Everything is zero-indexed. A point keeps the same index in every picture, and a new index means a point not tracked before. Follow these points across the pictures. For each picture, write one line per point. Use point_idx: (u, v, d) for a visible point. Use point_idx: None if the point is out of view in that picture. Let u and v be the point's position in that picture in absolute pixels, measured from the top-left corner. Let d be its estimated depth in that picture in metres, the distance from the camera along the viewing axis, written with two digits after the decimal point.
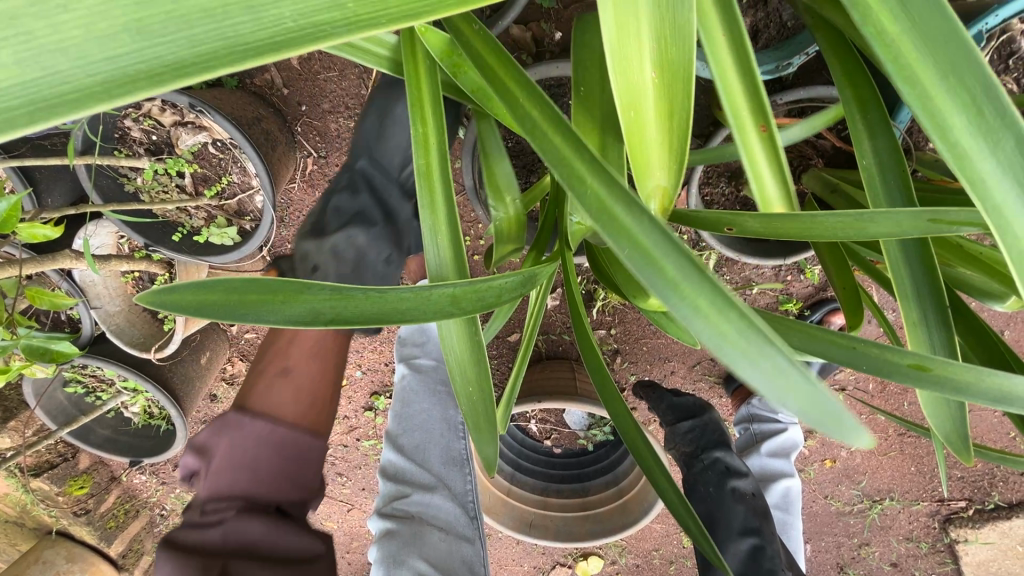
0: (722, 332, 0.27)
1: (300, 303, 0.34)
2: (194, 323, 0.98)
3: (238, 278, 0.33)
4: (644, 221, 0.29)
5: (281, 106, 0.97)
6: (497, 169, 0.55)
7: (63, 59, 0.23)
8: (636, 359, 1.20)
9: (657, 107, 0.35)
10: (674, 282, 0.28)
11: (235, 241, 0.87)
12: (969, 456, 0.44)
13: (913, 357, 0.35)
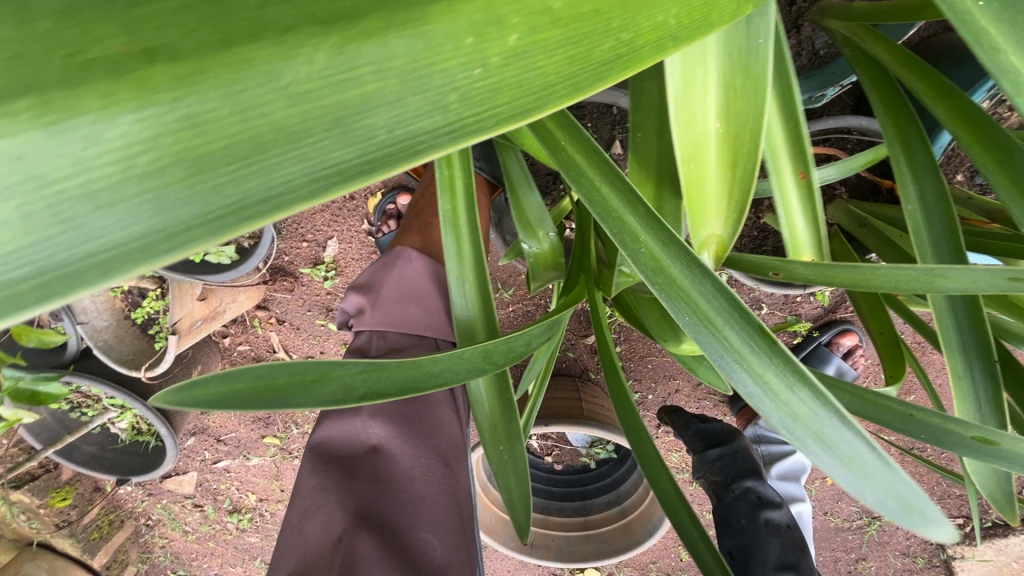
0: (790, 413, 0.31)
1: (331, 380, 0.33)
2: (188, 341, 0.92)
3: (261, 363, 0.31)
4: (701, 282, 0.32)
5: None
6: (526, 202, 0.54)
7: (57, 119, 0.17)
8: (640, 376, 1.19)
9: (721, 155, 0.33)
10: (738, 350, 0.31)
11: (232, 259, 0.82)
12: (1015, 516, 0.41)
13: (979, 430, 0.33)
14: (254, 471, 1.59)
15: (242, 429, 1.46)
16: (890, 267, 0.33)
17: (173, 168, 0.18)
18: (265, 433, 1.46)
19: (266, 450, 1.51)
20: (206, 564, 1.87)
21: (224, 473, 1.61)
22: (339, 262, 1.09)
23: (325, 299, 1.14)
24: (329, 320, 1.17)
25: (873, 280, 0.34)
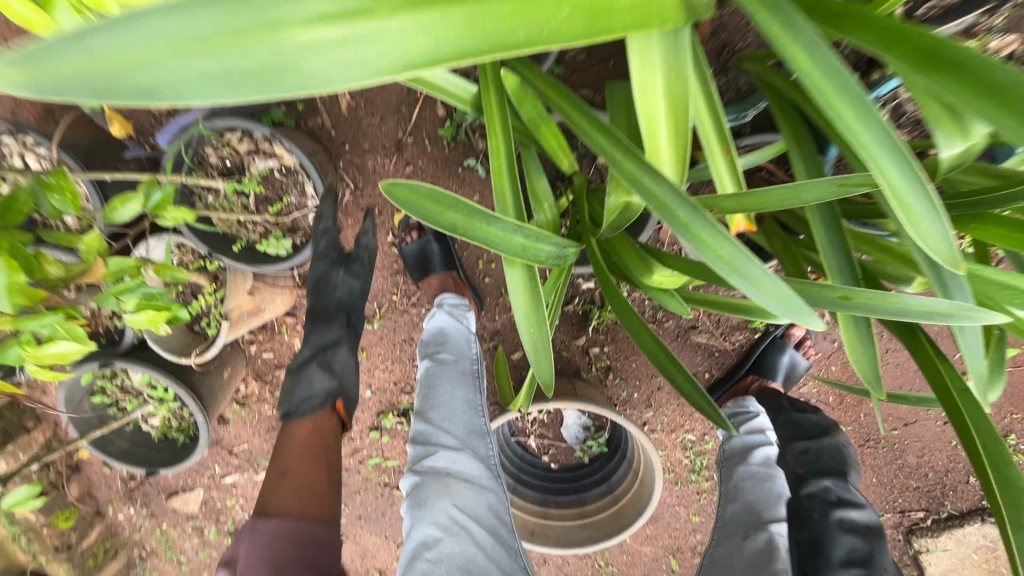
0: (717, 253, 0.46)
1: (445, 215, 0.49)
2: (236, 329, 1.08)
3: (423, 188, 0.48)
4: (659, 181, 0.46)
5: (328, 146, 1.12)
6: (537, 181, 0.69)
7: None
8: (626, 374, 1.35)
9: (670, 123, 0.52)
10: (682, 221, 0.46)
11: (288, 253, 0.98)
12: (882, 392, 0.57)
13: (840, 290, 0.50)
14: (260, 486, 1.65)
15: (255, 440, 1.55)
16: (775, 191, 0.53)
17: (365, 17, 0.29)
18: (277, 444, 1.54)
19: None
20: None
21: (231, 489, 1.66)
22: None
23: None
24: None
25: (767, 201, 0.53)
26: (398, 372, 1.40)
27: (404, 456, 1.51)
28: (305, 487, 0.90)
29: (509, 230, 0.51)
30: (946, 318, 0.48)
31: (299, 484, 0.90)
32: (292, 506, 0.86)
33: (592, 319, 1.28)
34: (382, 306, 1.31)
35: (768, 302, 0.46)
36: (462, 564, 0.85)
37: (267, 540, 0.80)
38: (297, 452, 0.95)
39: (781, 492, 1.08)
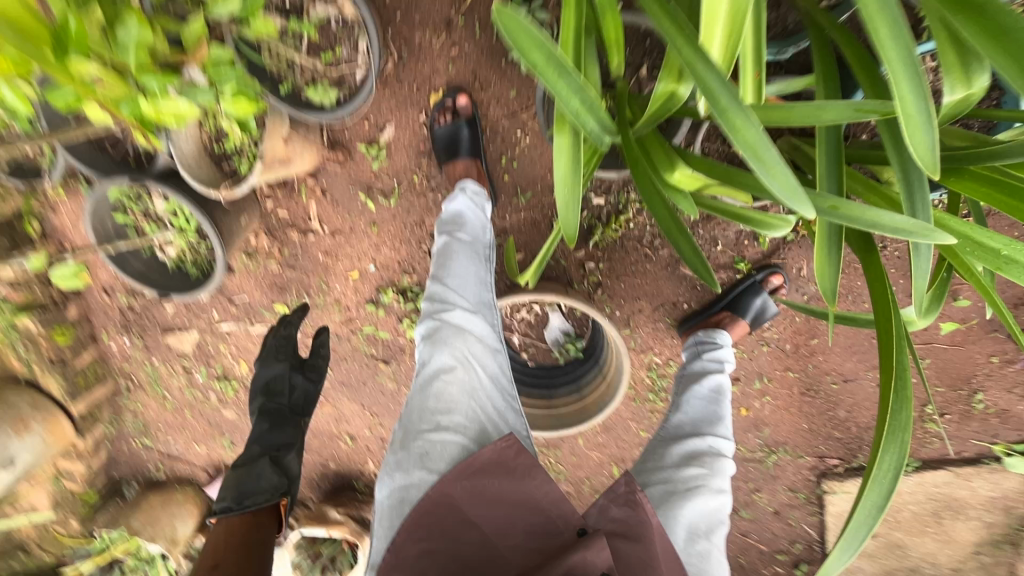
0: (742, 136, 0.54)
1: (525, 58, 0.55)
2: (267, 172, 1.14)
3: (511, 22, 0.53)
4: (709, 68, 0.53)
5: (381, 11, 1.14)
6: (589, 70, 0.75)
7: None
8: (614, 293, 1.45)
9: (728, 24, 0.57)
10: (720, 103, 0.54)
11: (332, 104, 1.02)
12: (832, 297, 0.72)
13: (830, 201, 0.60)
14: (253, 339, 1.75)
15: (256, 294, 1.64)
16: (800, 107, 0.60)
17: None
18: (276, 301, 1.63)
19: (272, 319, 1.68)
20: (180, 431, 2.01)
21: (225, 337, 1.76)
22: (391, 145, 1.31)
23: (369, 178, 1.36)
24: (368, 196, 1.39)
25: (790, 115, 0.60)
26: (404, 253, 1.49)
27: (395, 332, 1.63)
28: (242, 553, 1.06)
29: (572, 87, 0.57)
30: (907, 235, 0.58)
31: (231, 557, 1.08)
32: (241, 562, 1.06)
33: (594, 234, 1.37)
34: (402, 185, 1.37)
35: (773, 188, 0.55)
36: (468, 388, 0.99)
37: None
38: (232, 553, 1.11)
39: (722, 416, 1.15)
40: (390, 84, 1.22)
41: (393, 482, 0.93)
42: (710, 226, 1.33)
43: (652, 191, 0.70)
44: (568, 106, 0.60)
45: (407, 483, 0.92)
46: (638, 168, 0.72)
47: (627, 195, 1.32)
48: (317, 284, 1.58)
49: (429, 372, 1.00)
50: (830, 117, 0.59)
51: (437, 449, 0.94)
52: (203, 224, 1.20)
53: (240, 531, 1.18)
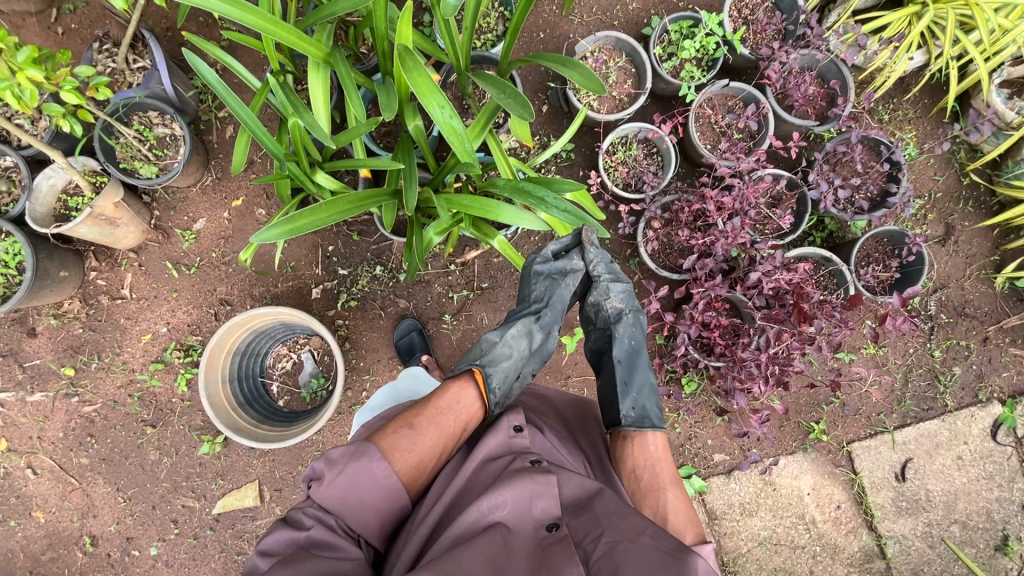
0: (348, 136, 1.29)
1: (214, 86, 1.27)
2: (90, 223, 1.64)
3: (208, 72, 1.27)
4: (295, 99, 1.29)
5: (210, 150, 1.89)
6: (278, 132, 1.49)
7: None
8: (355, 344, 1.89)
9: (316, 96, 1.37)
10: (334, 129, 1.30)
11: (153, 176, 1.70)
12: (389, 225, 1.36)
13: (364, 164, 1.32)
14: (25, 411, 1.86)
15: (47, 358, 1.87)
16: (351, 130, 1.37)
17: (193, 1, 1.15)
18: (66, 363, 1.87)
19: (54, 385, 1.86)
20: None
21: None
22: (200, 232, 1.89)
23: (178, 255, 1.89)
24: (173, 268, 1.89)
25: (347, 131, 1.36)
26: (193, 316, 1.89)
27: (170, 390, 1.87)
28: (416, 456, 1.01)
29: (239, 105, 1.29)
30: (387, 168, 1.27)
31: (408, 446, 1.02)
32: (398, 461, 0.98)
33: (341, 296, 1.88)
34: (202, 260, 1.89)
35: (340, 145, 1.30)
36: (522, 330, 1.39)
37: (358, 483, 0.92)
38: (427, 434, 1.06)
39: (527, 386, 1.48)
40: (208, 192, 1.89)
41: (493, 345, 1.34)
42: (421, 289, 1.89)
43: (295, 168, 1.36)
44: (239, 115, 1.30)
45: (479, 345, 1.35)
46: (294, 165, 1.40)
47: (362, 268, 1.89)
48: (110, 346, 1.87)
49: (521, 306, 1.46)
50: (360, 132, 1.35)
51: (530, 359, 1.38)
52: (26, 256, 1.65)
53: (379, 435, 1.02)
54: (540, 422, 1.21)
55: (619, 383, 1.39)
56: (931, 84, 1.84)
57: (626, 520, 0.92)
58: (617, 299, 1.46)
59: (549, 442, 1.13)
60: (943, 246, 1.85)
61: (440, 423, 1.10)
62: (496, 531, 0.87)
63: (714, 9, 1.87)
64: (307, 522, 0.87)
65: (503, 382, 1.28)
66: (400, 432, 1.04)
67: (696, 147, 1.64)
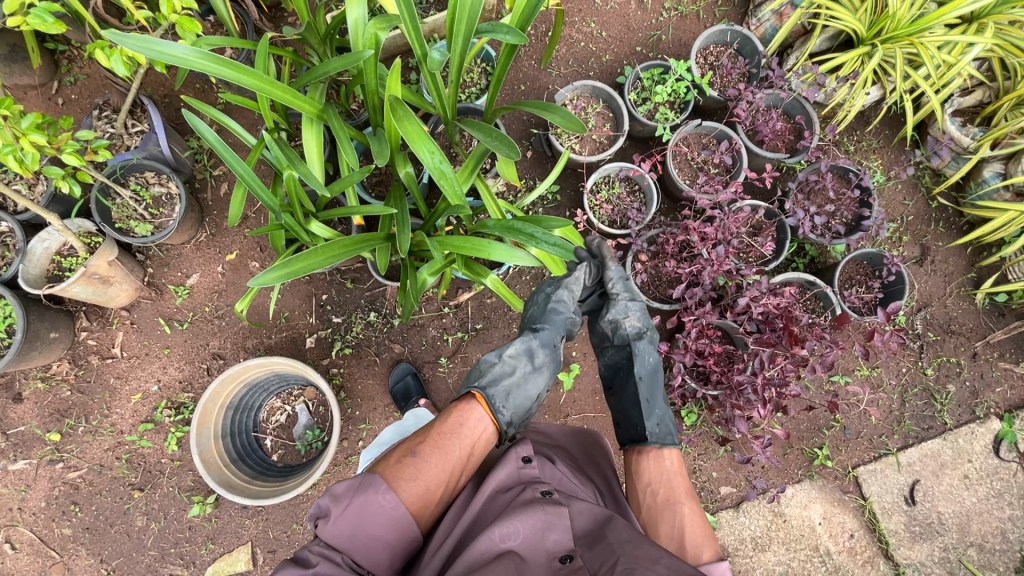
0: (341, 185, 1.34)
1: (212, 143, 1.32)
2: (83, 283, 1.65)
3: (206, 131, 1.33)
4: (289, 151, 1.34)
5: (204, 207, 1.93)
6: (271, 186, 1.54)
7: (190, 58, 1.22)
8: (351, 393, 1.87)
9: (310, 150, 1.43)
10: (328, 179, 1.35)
11: (148, 234, 1.73)
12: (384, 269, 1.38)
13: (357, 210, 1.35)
14: (6, 481, 1.79)
15: (33, 424, 1.82)
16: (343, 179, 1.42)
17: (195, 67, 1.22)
18: (51, 428, 1.81)
19: (38, 451, 1.80)
20: None
21: None
22: (193, 287, 1.91)
23: (171, 311, 1.89)
24: (165, 325, 1.88)
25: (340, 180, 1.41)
26: (185, 372, 1.87)
27: (160, 451, 1.82)
28: (425, 487, 0.99)
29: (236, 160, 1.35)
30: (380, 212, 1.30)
31: (417, 475, 1.00)
32: (405, 493, 0.96)
33: (336, 344, 1.88)
34: (195, 315, 1.89)
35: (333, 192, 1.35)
36: (521, 347, 1.37)
37: (366, 517, 0.90)
38: (437, 462, 1.04)
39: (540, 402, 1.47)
40: (202, 248, 1.92)
41: (494, 366, 1.33)
42: (416, 333, 1.90)
43: (290, 218, 1.40)
44: (236, 170, 1.35)
45: (477, 368, 1.34)
46: (289, 215, 1.44)
47: (356, 315, 1.90)
48: (98, 408, 1.83)
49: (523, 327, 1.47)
50: (353, 181, 1.40)
51: (536, 375, 1.36)
52: (17, 318, 1.64)
53: (388, 466, 1.01)
54: (548, 453, 1.19)
55: (642, 400, 1.41)
56: (890, 116, 1.96)
57: (641, 549, 0.89)
58: (633, 318, 1.50)
59: (559, 472, 1.12)
60: (921, 266, 1.91)
61: (445, 446, 1.08)
62: (506, 562, 0.85)
63: (681, 57, 2.00)
64: (314, 560, 0.84)
65: (506, 400, 1.26)
66: (409, 461, 1.02)
67: (675, 183, 1.72)
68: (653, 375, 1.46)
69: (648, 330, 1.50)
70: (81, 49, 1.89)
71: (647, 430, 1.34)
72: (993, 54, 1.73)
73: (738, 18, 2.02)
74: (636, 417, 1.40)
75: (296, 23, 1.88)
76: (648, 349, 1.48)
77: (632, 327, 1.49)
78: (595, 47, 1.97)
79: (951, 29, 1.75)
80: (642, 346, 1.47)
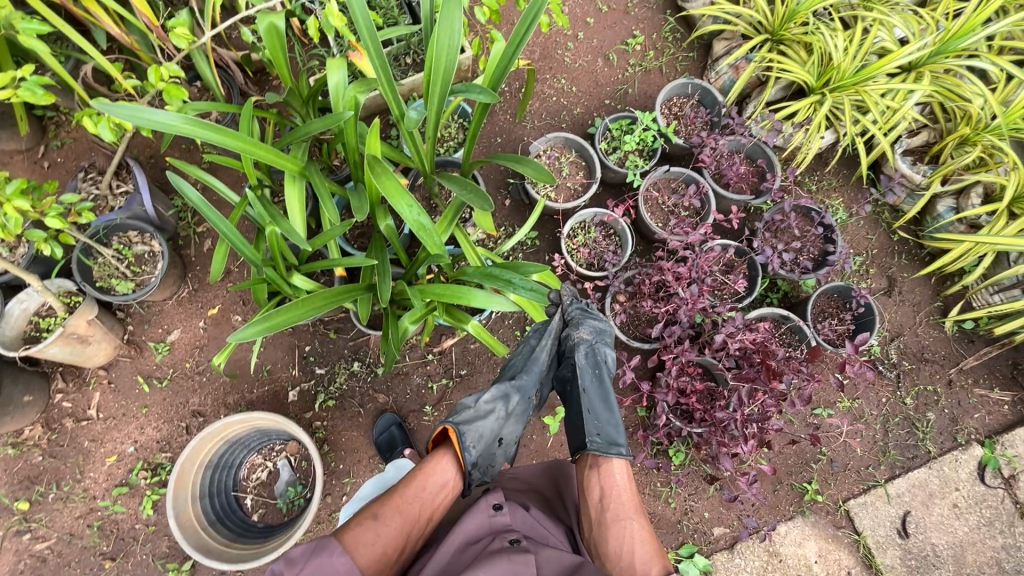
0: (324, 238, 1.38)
1: (197, 203, 1.36)
2: (59, 343, 1.62)
3: (190, 191, 1.36)
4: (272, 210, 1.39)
5: (187, 262, 1.95)
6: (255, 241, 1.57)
7: (175, 123, 1.27)
8: (334, 446, 1.83)
9: (293, 206, 1.47)
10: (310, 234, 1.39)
11: (129, 292, 1.73)
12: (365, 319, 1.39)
13: (338, 263, 1.38)
14: None
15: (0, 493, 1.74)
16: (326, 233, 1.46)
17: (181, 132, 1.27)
18: (20, 497, 1.74)
19: (4, 522, 1.72)
20: None
21: None
22: (174, 343, 1.89)
23: (150, 368, 1.87)
24: (144, 383, 1.85)
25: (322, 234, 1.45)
26: (163, 431, 1.83)
27: (135, 516, 1.75)
28: (382, 548, 0.99)
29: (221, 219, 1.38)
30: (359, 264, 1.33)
31: (375, 538, 1.00)
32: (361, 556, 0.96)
33: (319, 396, 1.86)
34: (175, 372, 1.87)
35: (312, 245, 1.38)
36: (498, 392, 1.39)
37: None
38: (394, 525, 1.04)
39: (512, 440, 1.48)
40: (183, 304, 1.92)
41: (470, 408, 1.34)
42: (400, 381, 1.89)
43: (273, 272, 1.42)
44: (219, 228, 1.37)
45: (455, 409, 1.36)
46: (272, 270, 1.46)
47: (339, 365, 1.89)
48: (71, 473, 1.77)
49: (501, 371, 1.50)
50: (335, 234, 1.44)
51: (510, 419, 1.38)
52: None
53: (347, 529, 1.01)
54: (521, 501, 1.17)
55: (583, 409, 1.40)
56: (846, 157, 2.08)
57: None
58: (586, 332, 1.50)
59: (529, 520, 1.11)
60: (890, 297, 1.98)
61: (405, 509, 1.08)
62: None
63: (648, 108, 2.12)
64: None
65: (478, 443, 1.28)
66: (366, 523, 1.03)
67: (648, 226, 1.79)
68: (603, 378, 1.45)
69: (598, 337, 1.49)
70: (69, 115, 1.95)
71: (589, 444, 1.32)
72: (933, 99, 1.87)
73: (699, 72, 2.16)
74: (580, 428, 1.38)
75: (280, 87, 1.97)
76: (599, 356, 1.47)
77: (581, 338, 1.48)
78: (566, 101, 2.09)
79: (893, 77, 1.89)
80: (584, 356, 1.46)
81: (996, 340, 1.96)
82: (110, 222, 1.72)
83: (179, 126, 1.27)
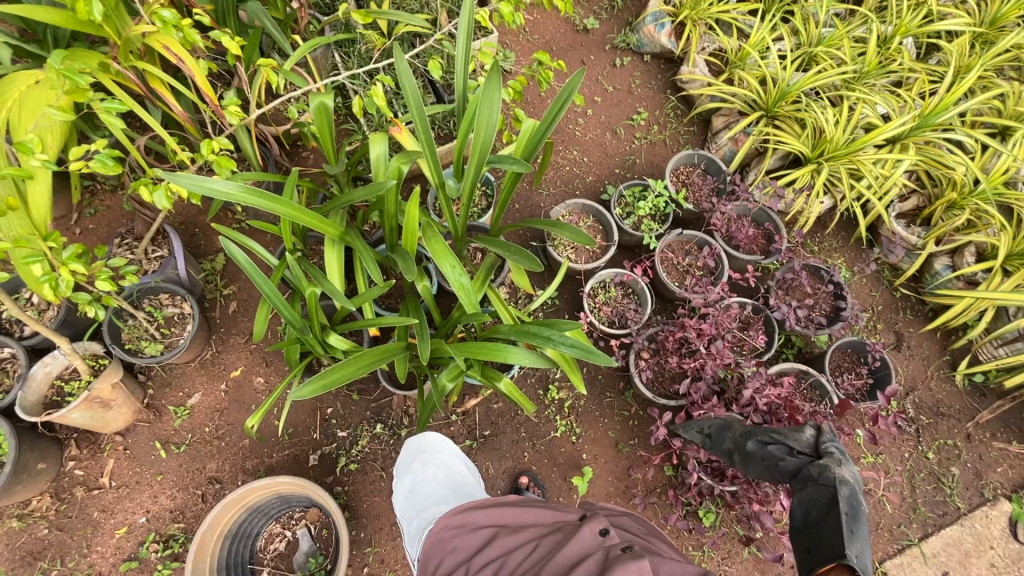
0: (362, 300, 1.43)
1: (243, 264, 1.41)
2: (84, 407, 1.60)
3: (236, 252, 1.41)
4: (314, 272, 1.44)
5: (211, 325, 1.96)
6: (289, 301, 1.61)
7: (230, 192, 1.34)
8: (356, 513, 1.77)
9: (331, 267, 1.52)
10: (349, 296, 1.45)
11: (157, 354, 1.74)
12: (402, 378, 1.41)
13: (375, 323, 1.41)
14: None
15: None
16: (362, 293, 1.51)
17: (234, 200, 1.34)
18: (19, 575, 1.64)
19: None
20: None
21: None
22: (194, 407, 1.87)
23: (168, 433, 1.83)
24: (161, 449, 1.81)
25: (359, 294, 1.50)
26: (177, 500, 1.76)
27: None
28: None
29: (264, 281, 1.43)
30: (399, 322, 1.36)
31: None
32: None
33: (341, 460, 1.83)
34: (194, 436, 1.83)
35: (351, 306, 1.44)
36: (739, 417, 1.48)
37: None
38: None
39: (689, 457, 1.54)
40: (205, 367, 1.92)
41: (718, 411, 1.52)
42: None
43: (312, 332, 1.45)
44: (261, 289, 1.41)
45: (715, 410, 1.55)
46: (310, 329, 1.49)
47: (361, 428, 1.87)
48: (77, 547, 1.68)
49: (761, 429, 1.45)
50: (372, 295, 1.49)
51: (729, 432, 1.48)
52: (6, 447, 1.57)
53: None
54: (626, 522, 0.90)
55: (841, 527, 1.08)
56: (843, 220, 2.22)
57: None
58: (846, 472, 1.22)
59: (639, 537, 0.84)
60: (900, 351, 2.04)
61: None
62: None
63: (655, 176, 2.27)
64: None
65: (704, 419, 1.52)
66: None
67: (666, 285, 1.86)
68: (861, 521, 1.11)
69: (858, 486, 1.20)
70: (104, 184, 2.04)
71: (851, 558, 1.02)
72: (920, 167, 2.03)
73: (700, 143, 2.34)
74: (835, 541, 1.07)
75: (312, 158, 2.09)
76: (858, 503, 1.15)
77: (843, 476, 1.20)
78: (579, 170, 2.23)
79: (880, 149, 2.06)
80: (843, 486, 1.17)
81: (1007, 393, 2.01)
82: (145, 286, 1.76)
83: (233, 194, 1.35)
